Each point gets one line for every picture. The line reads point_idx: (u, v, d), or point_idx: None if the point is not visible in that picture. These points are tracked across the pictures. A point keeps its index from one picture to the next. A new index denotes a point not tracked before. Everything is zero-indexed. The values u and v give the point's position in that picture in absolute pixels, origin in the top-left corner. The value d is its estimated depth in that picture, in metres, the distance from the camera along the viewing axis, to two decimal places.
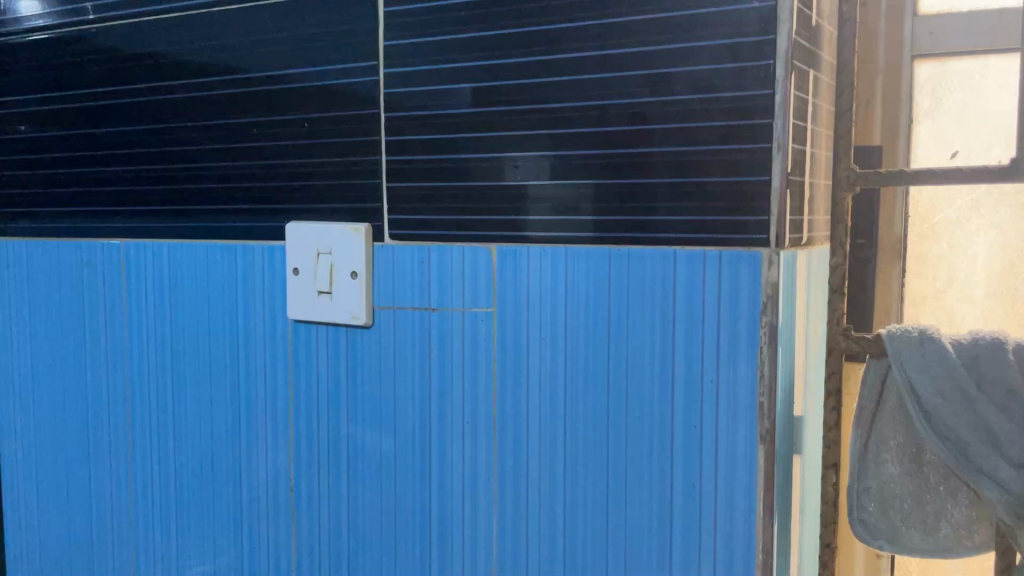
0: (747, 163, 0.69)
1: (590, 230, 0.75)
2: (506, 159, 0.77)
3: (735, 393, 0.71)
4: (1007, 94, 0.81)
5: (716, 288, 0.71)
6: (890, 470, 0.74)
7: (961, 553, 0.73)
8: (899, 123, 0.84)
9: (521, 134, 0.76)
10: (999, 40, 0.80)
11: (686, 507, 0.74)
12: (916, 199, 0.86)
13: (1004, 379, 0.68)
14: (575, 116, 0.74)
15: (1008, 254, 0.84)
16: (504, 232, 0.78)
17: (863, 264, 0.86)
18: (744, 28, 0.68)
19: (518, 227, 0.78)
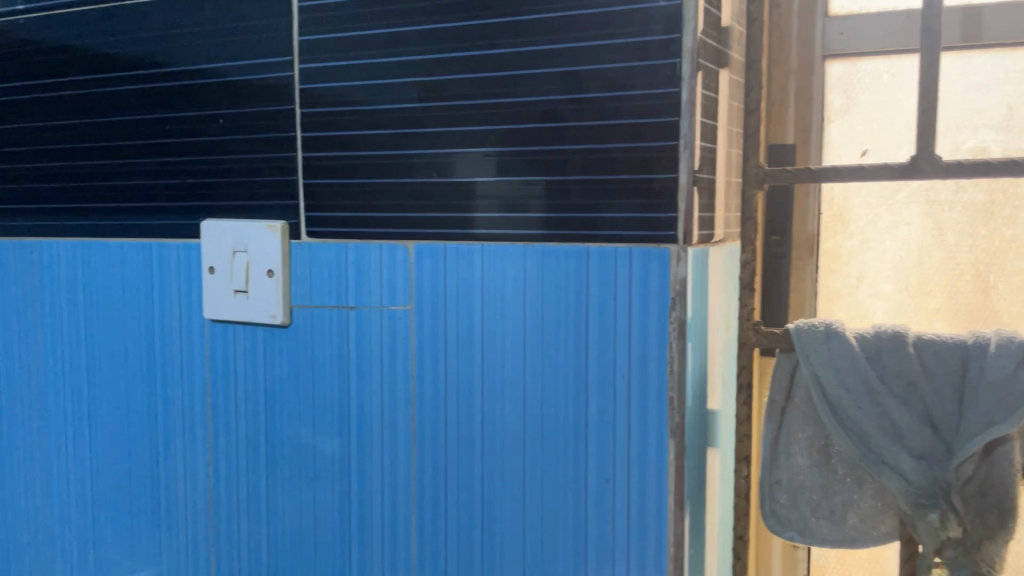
0: (656, 160, 0.70)
1: (539, 227, 0.74)
2: (455, 153, 0.76)
3: (647, 387, 0.72)
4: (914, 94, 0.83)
5: (628, 283, 0.72)
6: (800, 462, 0.76)
7: (868, 543, 0.74)
8: (811, 122, 0.86)
9: (435, 130, 0.76)
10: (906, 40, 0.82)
11: (600, 502, 0.74)
12: (829, 196, 0.88)
13: (904, 371, 0.70)
14: (488, 112, 0.74)
15: (917, 251, 0.86)
16: (453, 229, 0.77)
17: (777, 260, 0.88)
18: (651, 26, 0.68)
19: (466, 224, 0.76)
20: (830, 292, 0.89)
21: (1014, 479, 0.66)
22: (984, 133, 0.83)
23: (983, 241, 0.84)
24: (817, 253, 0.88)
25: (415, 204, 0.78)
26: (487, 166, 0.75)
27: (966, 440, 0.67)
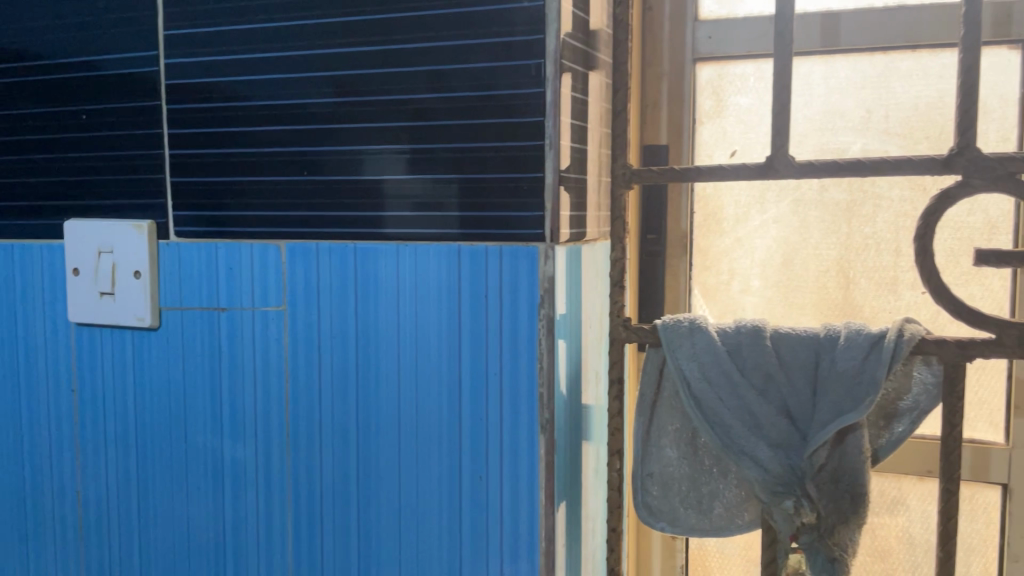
0: (524, 160, 0.70)
1: (455, 227, 0.73)
2: (364, 151, 0.74)
3: (517, 383, 0.72)
4: None
5: (499, 281, 0.72)
6: (669, 454, 0.78)
7: (734, 531, 0.77)
8: (683, 122, 0.88)
9: (313, 128, 0.75)
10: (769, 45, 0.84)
11: (474, 500, 0.74)
12: (700, 194, 0.92)
13: (763, 363, 0.73)
14: (356, 110, 0.74)
15: (785, 250, 0.90)
16: (367, 229, 0.75)
17: (653, 257, 0.92)
18: (515, 27, 0.69)
19: (377, 223, 0.75)
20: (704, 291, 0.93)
21: (862, 464, 0.69)
22: (844, 134, 0.86)
23: (846, 238, 0.88)
24: (689, 250, 0.93)
25: (321, 203, 0.76)
26: (398, 163, 0.73)
27: (818, 428, 0.70)
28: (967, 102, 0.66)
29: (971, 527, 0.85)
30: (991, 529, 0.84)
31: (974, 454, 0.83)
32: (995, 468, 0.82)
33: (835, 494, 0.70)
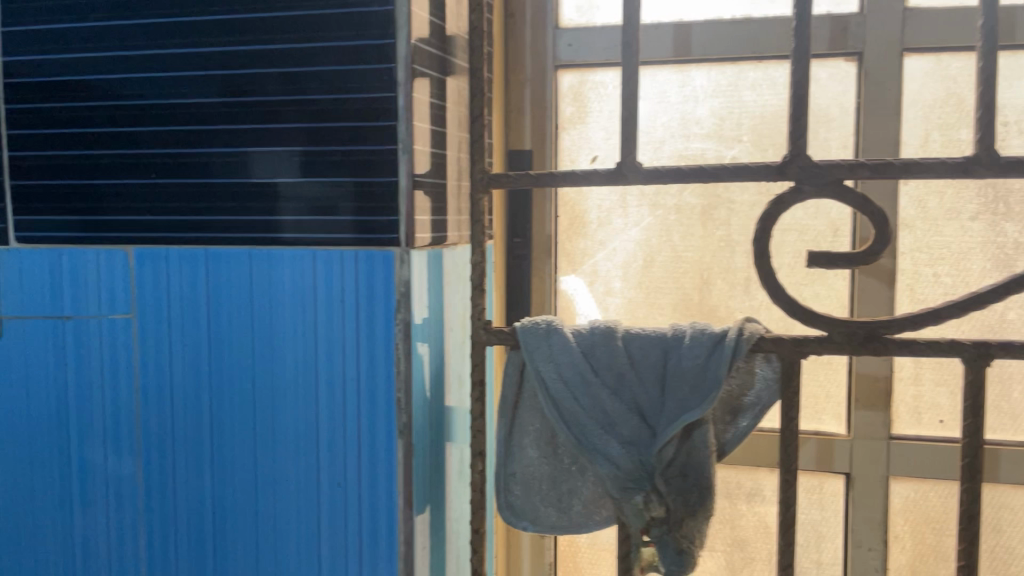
0: (377, 163, 0.70)
1: (299, 231, 0.72)
2: (251, 153, 0.72)
3: (374, 387, 0.72)
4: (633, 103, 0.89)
5: (355, 285, 0.72)
6: (530, 454, 0.79)
7: (591, 527, 0.79)
8: (546, 128, 0.90)
9: (201, 129, 0.73)
10: None
11: (332, 507, 0.74)
12: (562, 197, 0.95)
13: (614, 363, 0.75)
14: (238, 111, 0.72)
15: (645, 252, 0.94)
16: (259, 233, 0.73)
17: (517, 261, 0.95)
18: (366, 30, 0.69)
19: (270, 226, 0.73)
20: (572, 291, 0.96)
21: (706, 458, 0.73)
22: (698, 141, 0.90)
23: (700, 242, 0.92)
24: (555, 253, 0.96)
25: (218, 207, 0.73)
26: (290, 165, 0.72)
27: (665, 425, 0.72)
28: (797, 112, 0.70)
29: (818, 515, 0.89)
30: (836, 516, 0.89)
31: (819, 446, 0.87)
32: (837, 458, 0.87)
33: (685, 488, 0.73)
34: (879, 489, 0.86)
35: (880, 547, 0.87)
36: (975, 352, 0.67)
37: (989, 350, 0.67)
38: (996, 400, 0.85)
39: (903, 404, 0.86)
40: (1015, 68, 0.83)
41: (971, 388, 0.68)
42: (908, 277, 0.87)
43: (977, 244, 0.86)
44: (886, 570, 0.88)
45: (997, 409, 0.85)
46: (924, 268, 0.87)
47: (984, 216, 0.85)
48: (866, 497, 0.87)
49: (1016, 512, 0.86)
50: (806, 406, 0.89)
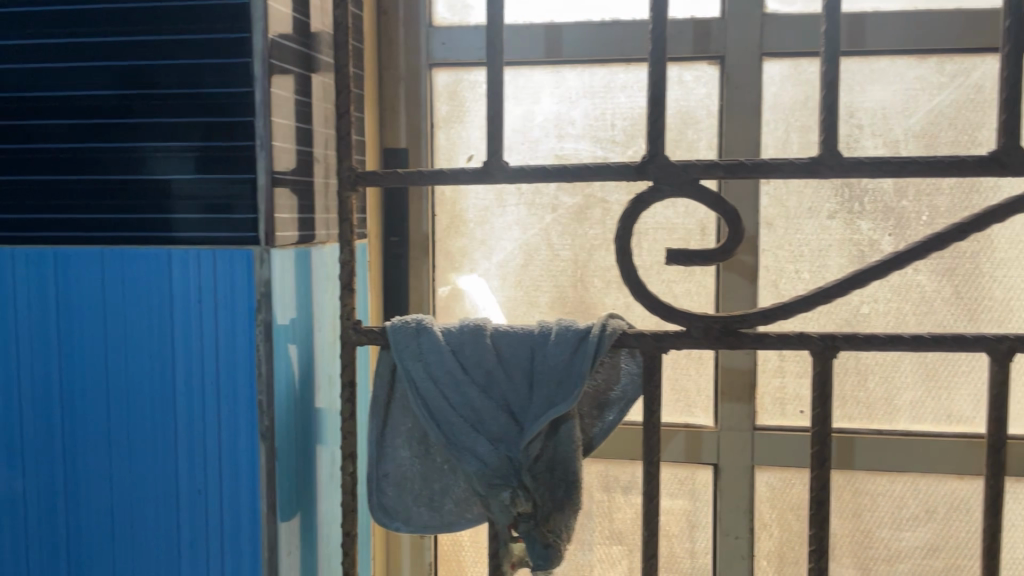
0: (234, 160, 0.69)
1: (161, 230, 0.70)
2: (148, 149, 0.70)
3: (235, 389, 0.70)
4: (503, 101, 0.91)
5: (213, 285, 0.70)
6: (402, 454, 0.78)
7: (463, 524, 0.78)
8: (421, 127, 0.90)
9: (101, 123, 0.71)
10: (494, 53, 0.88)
11: (192, 512, 0.72)
12: (437, 197, 0.95)
13: (483, 361, 0.75)
14: (133, 104, 0.70)
15: (523, 251, 0.95)
16: (154, 232, 0.70)
17: (394, 260, 0.94)
18: (220, 24, 0.68)
19: (166, 225, 0.70)
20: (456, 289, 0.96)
21: (571, 451, 0.74)
22: (571, 141, 0.91)
23: (576, 241, 0.94)
24: (433, 252, 0.96)
25: (115, 205, 0.71)
26: (186, 163, 0.70)
27: (530, 421, 0.73)
28: (655, 112, 0.72)
29: (689, 505, 0.92)
30: (706, 505, 0.92)
31: (687, 438, 0.90)
32: (705, 450, 0.90)
33: (550, 482, 0.74)
34: (745, 479, 0.89)
35: (747, 535, 0.90)
36: (822, 343, 0.70)
37: (835, 343, 0.70)
38: (853, 391, 0.89)
39: (767, 395, 0.89)
40: (866, 73, 0.87)
41: (818, 379, 0.71)
42: (771, 273, 0.91)
43: (834, 241, 0.90)
44: (753, 557, 0.91)
45: (853, 399, 0.89)
46: (787, 265, 0.90)
47: (840, 215, 0.89)
48: (733, 487, 0.90)
49: (872, 498, 0.90)
50: (678, 400, 0.91)
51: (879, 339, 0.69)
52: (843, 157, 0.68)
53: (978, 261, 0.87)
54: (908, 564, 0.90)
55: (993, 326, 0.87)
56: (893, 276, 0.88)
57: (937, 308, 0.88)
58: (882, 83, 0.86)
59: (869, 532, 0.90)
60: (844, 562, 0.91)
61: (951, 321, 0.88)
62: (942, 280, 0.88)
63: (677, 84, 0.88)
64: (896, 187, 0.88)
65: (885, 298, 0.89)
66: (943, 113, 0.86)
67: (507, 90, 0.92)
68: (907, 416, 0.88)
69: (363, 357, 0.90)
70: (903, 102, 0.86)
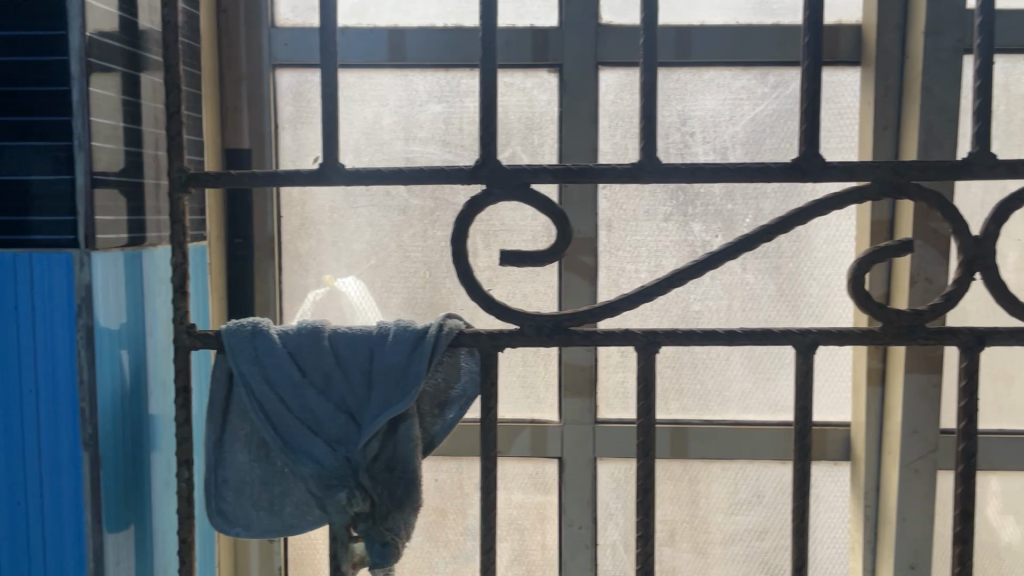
0: (51, 160, 0.67)
1: None
2: None
3: (55, 397, 0.68)
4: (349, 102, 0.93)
5: (30, 290, 0.67)
6: (241, 458, 0.76)
7: (304, 526, 0.77)
8: (265, 128, 0.90)
9: None
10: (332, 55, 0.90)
11: (12, 524, 0.70)
12: (284, 197, 0.95)
13: (320, 363, 0.74)
14: None
15: (372, 253, 0.95)
16: (8, 234, 0.67)
17: (239, 263, 0.92)
18: (34, 20, 0.66)
19: (21, 228, 0.67)
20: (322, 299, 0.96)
21: (410, 451, 0.73)
22: (418, 144, 0.93)
23: (426, 242, 0.95)
24: (280, 252, 0.96)
25: None
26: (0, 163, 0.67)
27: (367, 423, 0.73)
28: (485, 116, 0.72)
29: (538, 496, 0.96)
30: (553, 497, 0.96)
31: (533, 433, 0.93)
32: (550, 444, 0.93)
33: (388, 482, 0.73)
34: (587, 471, 0.92)
35: (590, 525, 0.93)
36: (643, 340, 0.72)
37: (655, 339, 0.72)
38: (687, 383, 0.94)
39: (608, 390, 0.94)
40: (697, 83, 0.91)
41: (644, 372, 0.73)
42: (614, 272, 0.96)
43: (669, 242, 0.95)
44: (596, 546, 0.94)
45: (688, 391, 0.94)
46: (627, 263, 0.96)
47: (675, 217, 0.94)
48: (577, 480, 0.93)
49: (706, 484, 0.95)
50: (526, 395, 0.95)
51: (696, 335, 0.71)
52: (661, 162, 0.70)
53: (798, 260, 0.93)
54: (739, 545, 0.96)
55: (813, 320, 0.94)
56: (723, 274, 0.94)
57: (764, 304, 0.94)
58: (710, 92, 0.91)
59: (704, 517, 0.96)
60: (682, 546, 0.96)
61: (776, 316, 0.94)
62: (767, 278, 0.93)
63: (519, 91, 0.91)
64: (724, 191, 0.94)
65: (716, 295, 0.94)
66: (764, 122, 0.91)
67: (352, 92, 0.92)
68: (735, 405, 0.94)
69: (200, 360, 0.88)
70: (729, 111, 0.92)
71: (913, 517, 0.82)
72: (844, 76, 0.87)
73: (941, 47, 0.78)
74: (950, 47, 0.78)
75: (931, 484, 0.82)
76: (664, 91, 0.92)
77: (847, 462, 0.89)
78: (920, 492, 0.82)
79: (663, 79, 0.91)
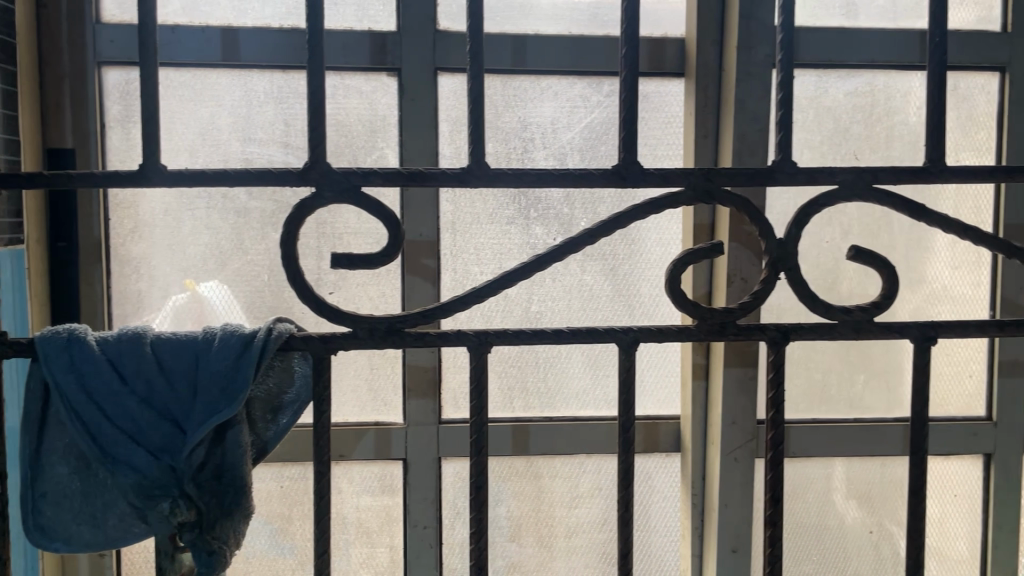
0: None
1: None
2: None
3: None
4: (182, 102, 0.90)
5: None
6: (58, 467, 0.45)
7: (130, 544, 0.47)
8: (90, 127, 0.86)
9: None
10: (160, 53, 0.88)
11: None
12: (113, 199, 0.92)
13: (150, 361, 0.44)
14: None
15: (209, 257, 0.93)
16: None
17: (62, 266, 0.89)
18: None
19: None
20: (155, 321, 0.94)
21: (243, 472, 0.44)
22: (255, 145, 0.91)
23: (266, 246, 0.94)
24: (107, 256, 0.92)
25: None
26: None
27: (195, 443, 0.43)
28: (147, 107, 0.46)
29: (384, 498, 0.96)
30: (398, 499, 0.96)
31: (377, 436, 0.93)
32: (393, 446, 0.93)
33: (219, 511, 0.44)
34: (431, 471, 0.93)
35: (434, 525, 0.94)
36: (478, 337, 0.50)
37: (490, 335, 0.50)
38: (530, 382, 0.96)
39: (451, 390, 0.95)
40: (535, 90, 0.94)
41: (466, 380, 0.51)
42: (459, 274, 0.97)
43: (510, 245, 0.97)
44: (441, 545, 0.96)
45: (529, 389, 0.97)
46: (471, 266, 0.97)
47: (518, 221, 0.97)
48: (420, 480, 0.93)
49: (549, 479, 0.98)
50: (371, 397, 0.95)
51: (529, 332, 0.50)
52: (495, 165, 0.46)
53: (632, 261, 0.97)
54: (581, 537, 0.99)
55: (645, 319, 0.99)
56: (563, 276, 0.97)
57: (602, 304, 0.98)
58: (547, 99, 0.94)
59: (547, 511, 0.98)
60: (526, 541, 0.99)
61: (612, 315, 0.98)
62: (605, 280, 0.97)
63: (359, 95, 0.91)
64: (565, 196, 0.97)
65: (557, 297, 0.97)
66: (598, 129, 0.95)
67: (184, 91, 0.90)
68: (575, 401, 0.97)
69: (11, 371, 0.84)
70: (566, 117, 0.95)
71: (733, 503, 0.87)
72: (671, 87, 0.92)
73: (753, 61, 0.84)
74: (760, 61, 0.84)
75: (749, 471, 0.87)
76: (505, 97, 0.94)
77: (678, 453, 0.94)
78: (738, 479, 0.87)
79: (502, 85, 0.93)
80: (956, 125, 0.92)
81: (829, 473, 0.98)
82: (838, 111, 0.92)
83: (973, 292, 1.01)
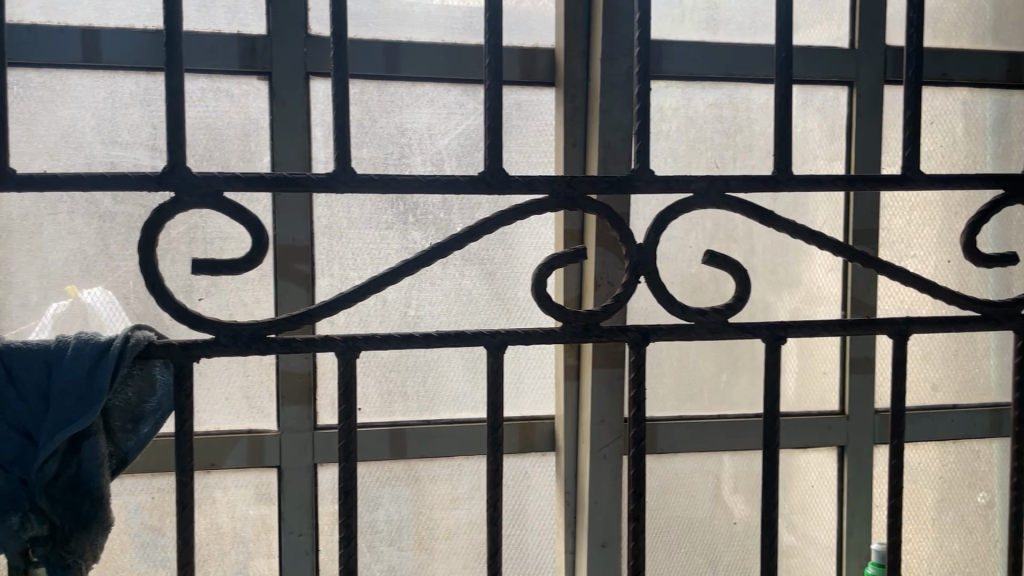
0: None
1: None
2: None
3: None
4: (40, 103, 0.87)
5: None
6: None
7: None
8: None
9: None
10: (15, 52, 0.85)
11: None
12: None
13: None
14: None
15: (73, 263, 0.91)
16: None
17: None
18: None
19: None
20: (17, 333, 0.91)
21: (105, 481, 0.38)
22: (119, 148, 0.90)
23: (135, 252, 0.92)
24: None
25: None
26: None
27: (48, 454, 0.35)
28: None
29: (259, 507, 0.95)
30: (274, 507, 0.96)
31: (250, 444, 0.92)
32: (267, 453, 0.92)
33: (77, 525, 0.37)
34: (306, 477, 0.93)
35: (310, 531, 0.94)
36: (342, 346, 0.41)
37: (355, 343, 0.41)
38: (410, 386, 0.97)
39: (326, 396, 0.95)
40: (410, 96, 0.94)
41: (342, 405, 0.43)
42: (337, 279, 0.97)
43: (391, 250, 0.97)
44: (317, 551, 0.96)
45: (408, 393, 0.97)
46: (350, 271, 0.97)
47: (396, 226, 0.97)
48: (295, 487, 0.93)
49: (427, 482, 0.98)
50: (245, 404, 0.93)
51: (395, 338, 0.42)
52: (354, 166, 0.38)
53: (509, 265, 0.99)
54: (459, 538, 1.00)
55: (521, 320, 1.01)
56: (443, 280, 0.98)
57: (481, 308, 0.99)
58: (422, 106, 0.95)
59: (426, 514, 0.99)
60: (405, 544, 0.99)
61: (490, 318, 1.00)
62: (483, 284, 0.99)
63: (229, 99, 0.90)
64: (443, 202, 0.98)
65: (437, 301, 0.98)
66: (471, 135, 0.97)
67: (42, 92, 0.87)
68: (452, 404, 0.98)
69: None
70: (440, 124, 0.96)
71: (602, 498, 0.91)
72: (542, 96, 0.94)
73: (616, 73, 0.87)
74: (623, 73, 0.87)
75: (617, 466, 0.91)
76: (381, 103, 0.94)
77: (553, 452, 0.96)
78: (608, 474, 0.91)
79: (377, 91, 0.93)
80: (809, 136, 0.98)
81: (697, 469, 1.02)
82: (700, 121, 0.96)
83: (829, 293, 1.07)
